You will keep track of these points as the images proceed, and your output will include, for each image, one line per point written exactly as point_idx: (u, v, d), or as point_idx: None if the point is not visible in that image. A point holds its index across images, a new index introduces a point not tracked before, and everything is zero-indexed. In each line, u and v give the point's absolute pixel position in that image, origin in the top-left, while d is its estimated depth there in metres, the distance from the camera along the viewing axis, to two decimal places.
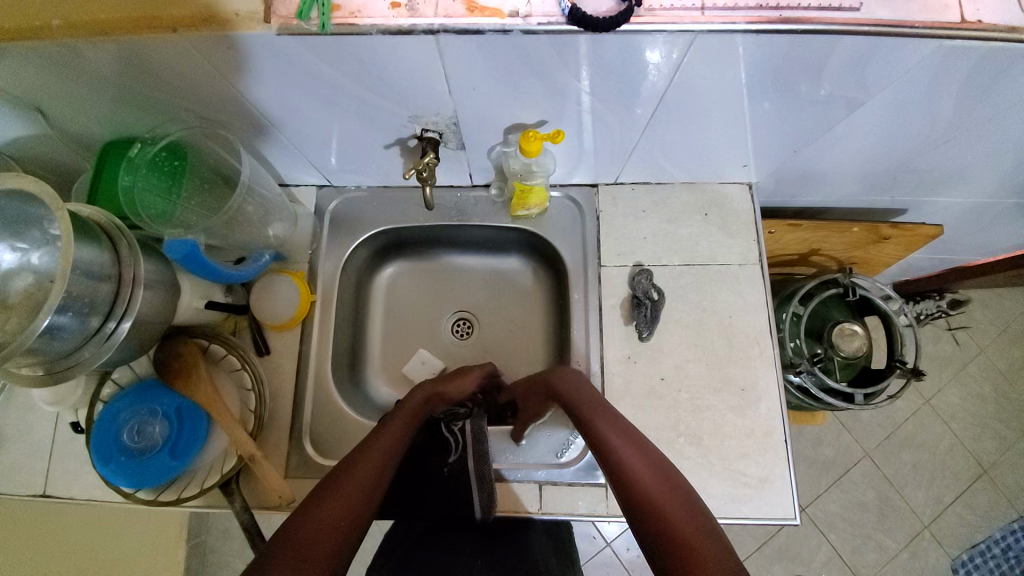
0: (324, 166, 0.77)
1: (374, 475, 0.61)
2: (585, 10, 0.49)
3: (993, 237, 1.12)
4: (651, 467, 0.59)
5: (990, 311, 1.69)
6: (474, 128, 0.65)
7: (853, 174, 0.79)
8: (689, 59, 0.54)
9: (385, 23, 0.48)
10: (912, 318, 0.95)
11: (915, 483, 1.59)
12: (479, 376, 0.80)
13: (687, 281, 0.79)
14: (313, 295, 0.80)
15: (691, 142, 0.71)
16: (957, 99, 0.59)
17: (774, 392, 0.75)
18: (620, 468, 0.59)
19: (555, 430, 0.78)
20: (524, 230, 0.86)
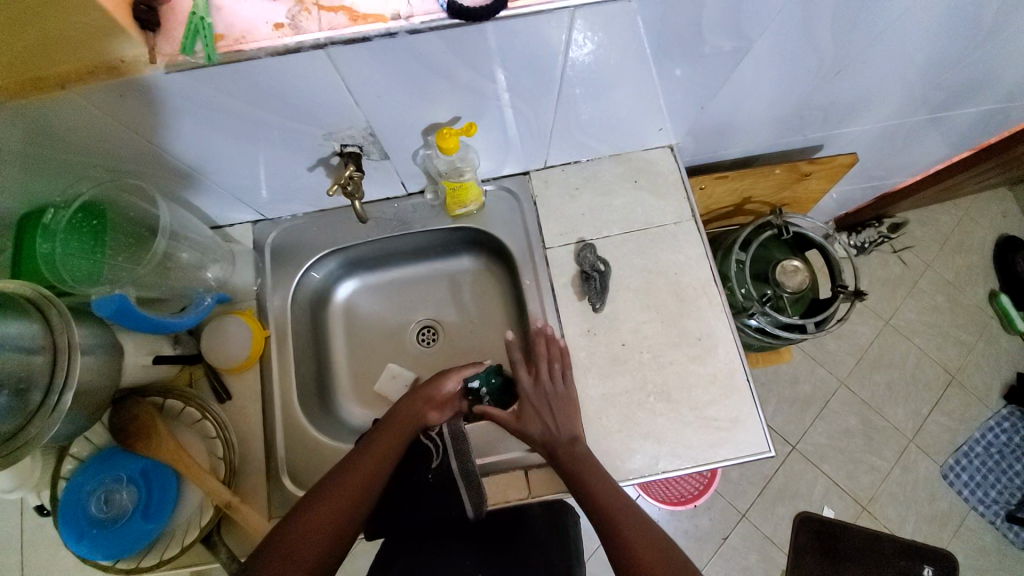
0: (253, 201, 0.77)
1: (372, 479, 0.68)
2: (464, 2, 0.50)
3: (909, 156, 1.19)
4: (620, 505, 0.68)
5: (928, 227, 1.79)
6: (391, 135, 0.66)
7: (763, 119, 0.83)
8: (577, 35, 0.56)
9: (271, 44, 0.48)
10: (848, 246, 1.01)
11: (892, 401, 1.67)
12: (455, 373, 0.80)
13: (630, 248, 0.82)
14: (266, 331, 0.79)
15: (605, 114, 0.74)
16: (833, 30, 0.63)
17: (729, 336, 0.78)
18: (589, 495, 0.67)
19: None
20: (467, 228, 0.87)
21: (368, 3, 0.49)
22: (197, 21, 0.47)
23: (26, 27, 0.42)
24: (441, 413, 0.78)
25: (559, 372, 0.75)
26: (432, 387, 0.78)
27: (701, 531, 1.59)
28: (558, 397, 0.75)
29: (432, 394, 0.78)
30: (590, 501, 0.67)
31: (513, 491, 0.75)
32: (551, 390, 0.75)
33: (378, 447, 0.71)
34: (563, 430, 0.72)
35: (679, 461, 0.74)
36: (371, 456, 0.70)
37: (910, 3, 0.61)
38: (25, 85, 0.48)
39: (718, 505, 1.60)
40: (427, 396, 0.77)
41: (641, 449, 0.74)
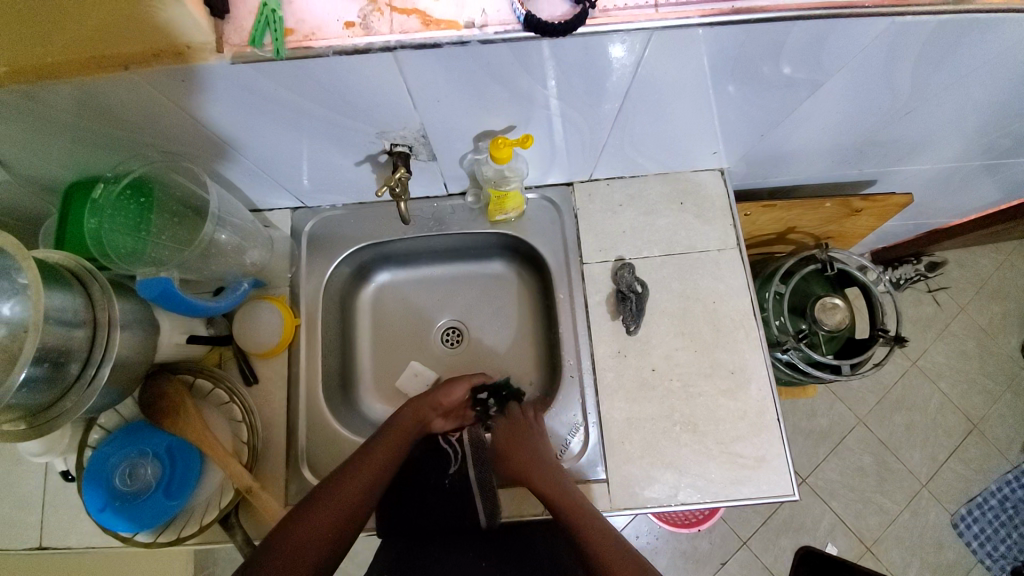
0: (296, 188, 0.76)
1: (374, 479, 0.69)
2: (541, 15, 0.49)
3: (962, 199, 1.15)
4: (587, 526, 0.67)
5: (966, 269, 1.74)
6: (443, 139, 0.65)
7: (821, 151, 0.80)
8: (648, 54, 0.54)
9: (342, 43, 0.47)
10: (890, 286, 0.98)
11: (909, 444, 1.63)
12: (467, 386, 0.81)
13: (669, 271, 0.80)
14: (297, 319, 0.79)
15: (658, 134, 0.72)
16: (914, 71, 0.60)
17: (763, 372, 0.76)
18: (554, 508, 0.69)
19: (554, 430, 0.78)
20: (504, 234, 0.86)
21: (442, 8, 0.48)
22: (269, 13, 0.46)
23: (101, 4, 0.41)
24: (445, 419, 0.81)
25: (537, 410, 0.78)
26: (443, 395, 0.79)
27: (700, 554, 1.58)
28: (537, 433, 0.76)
29: (444, 402, 0.79)
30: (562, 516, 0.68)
31: (529, 506, 0.74)
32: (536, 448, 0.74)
33: (383, 453, 0.71)
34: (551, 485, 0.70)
35: (699, 494, 0.72)
36: (372, 456, 0.70)
37: (1001, 51, 0.57)
38: (90, 62, 0.47)
39: (719, 529, 1.59)
40: (437, 403, 0.78)
41: (660, 478, 0.73)
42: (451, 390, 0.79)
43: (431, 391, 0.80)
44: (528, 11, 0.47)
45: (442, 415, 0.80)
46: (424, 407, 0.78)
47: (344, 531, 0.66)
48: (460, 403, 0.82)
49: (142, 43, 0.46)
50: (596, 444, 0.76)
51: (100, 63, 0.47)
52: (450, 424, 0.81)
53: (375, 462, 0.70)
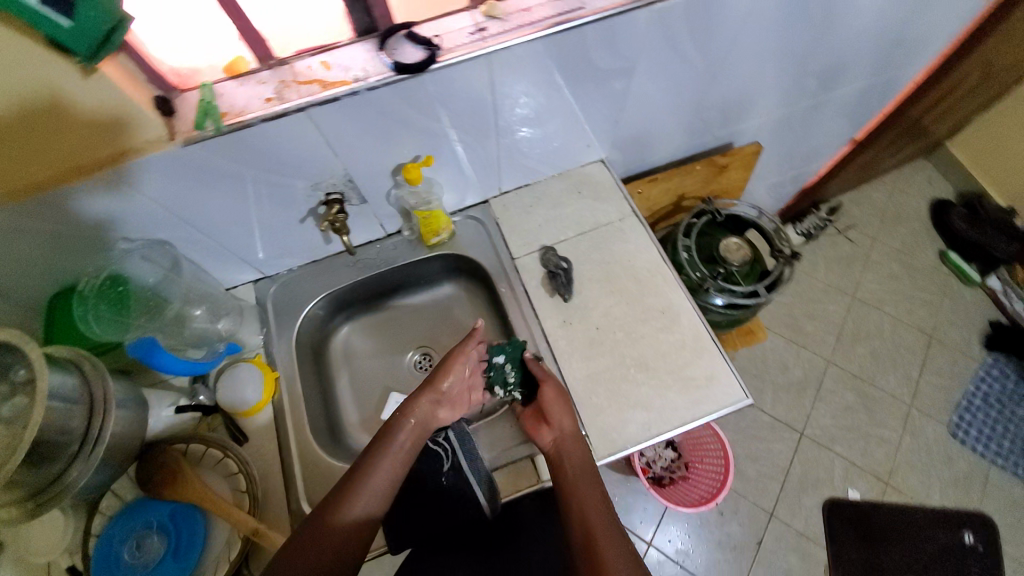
0: (253, 259, 0.88)
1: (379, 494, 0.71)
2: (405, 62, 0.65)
3: (813, 144, 1.39)
4: (599, 512, 0.70)
5: (863, 207, 1.98)
6: (366, 179, 0.79)
7: (671, 124, 1.00)
8: (496, 72, 0.71)
9: (265, 113, 0.62)
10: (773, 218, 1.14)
11: (881, 370, 1.74)
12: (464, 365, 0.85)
13: (586, 245, 0.94)
14: (276, 373, 0.86)
15: (538, 138, 0.89)
16: (693, 40, 0.80)
17: (687, 304, 0.88)
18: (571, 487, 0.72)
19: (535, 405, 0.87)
20: (443, 255, 0.98)
21: (334, 74, 0.64)
22: (207, 104, 0.61)
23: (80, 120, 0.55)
24: (451, 410, 0.84)
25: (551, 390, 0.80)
26: (439, 383, 0.83)
27: (736, 540, 1.55)
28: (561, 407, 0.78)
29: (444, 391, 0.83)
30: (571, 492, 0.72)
31: (524, 479, 0.81)
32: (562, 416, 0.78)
33: (386, 461, 0.74)
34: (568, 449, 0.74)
35: (669, 422, 0.80)
36: (377, 468, 0.73)
37: (746, 12, 0.79)
38: (30, 185, 0.60)
39: (745, 507, 1.58)
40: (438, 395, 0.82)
41: (632, 417, 0.80)
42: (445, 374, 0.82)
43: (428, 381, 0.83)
44: (393, 61, 0.64)
45: (444, 403, 0.82)
46: (428, 400, 0.81)
47: (345, 550, 0.66)
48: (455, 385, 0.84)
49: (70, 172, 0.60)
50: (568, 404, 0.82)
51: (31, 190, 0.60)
52: (456, 413, 0.84)
53: (377, 475, 0.72)
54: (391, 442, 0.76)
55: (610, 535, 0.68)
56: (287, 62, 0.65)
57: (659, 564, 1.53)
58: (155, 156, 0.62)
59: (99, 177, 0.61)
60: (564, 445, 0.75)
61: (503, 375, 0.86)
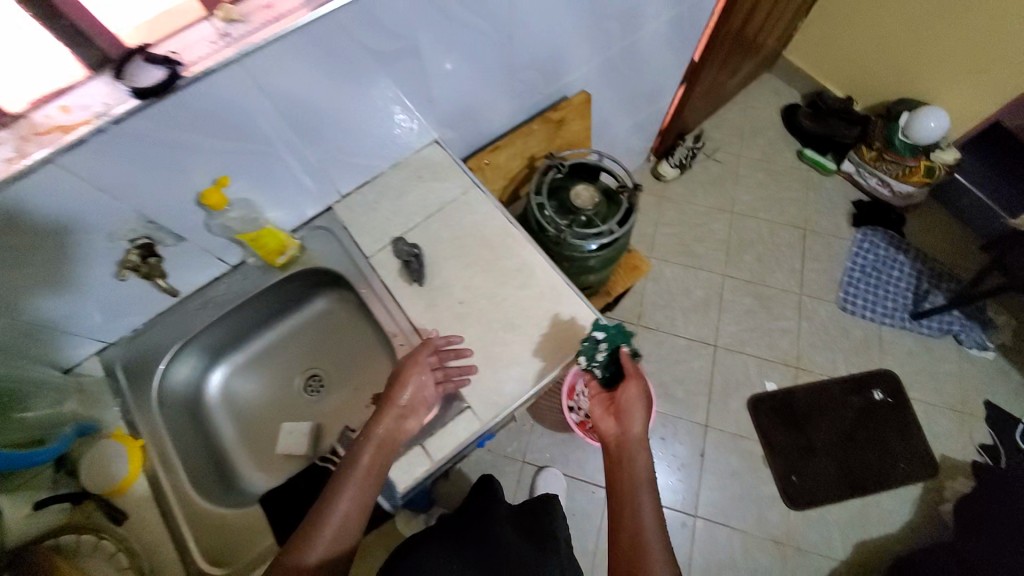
0: (84, 328, 0.81)
1: (349, 516, 0.68)
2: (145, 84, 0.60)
3: (649, 80, 1.46)
4: (654, 526, 0.71)
5: (723, 128, 2.12)
6: (172, 216, 0.76)
7: (489, 90, 1.01)
8: (262, 77, 0.68)
9: (4, 175, 0.57)
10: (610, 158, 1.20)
11: (770, 270, 1.89)
12: (421, 372, 0.79)
13: (435, 226, 0.95)
14: (141, 441, 0.81)
15: (352, 132, 0.87)
16: (468, 8, 0.79)
17: (539, 256, 0.92)
18: (623, 486, 0.76)
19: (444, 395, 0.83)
20: (300, 273, 0.95)
21: (74, 117, 0.60)
22: None
23: None
24: (418, 416, 0.78)
25: (635, 390, 0.82)
26: (393, 391, 0.78)
27: (682, 459, 1.65)
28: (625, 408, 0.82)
29: (404, 401, 0.77)
30: (620, 491, 0.76)
31: (418, 467, 0.78)
32: (625, 427, 0.81)
33: (357, 480, 0.71)
34: (641, 467, 0.77)
35: (543, 370, 0.83)
36: (343, 486, 0.70)
37: None
38: None
39: (683, 427, 1.69)
40: (398, 407, 0.77)
41: (509, 376, 0.83)
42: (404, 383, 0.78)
43: (388, 391, 0.78)
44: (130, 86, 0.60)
45: (410, 414, 0.78)
46: (391, 413, 0.76)
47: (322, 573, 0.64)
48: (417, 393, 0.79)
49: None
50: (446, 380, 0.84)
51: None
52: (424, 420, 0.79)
53: (344, 491, 0.69)
54: (356, 459, 0.72)
55: (641, 547, 0.69)
56: (24, 114, 0.59)
57: None
58: None
59: None
60: (620, 449, 0.79)
61: (593, 351, 0.82)
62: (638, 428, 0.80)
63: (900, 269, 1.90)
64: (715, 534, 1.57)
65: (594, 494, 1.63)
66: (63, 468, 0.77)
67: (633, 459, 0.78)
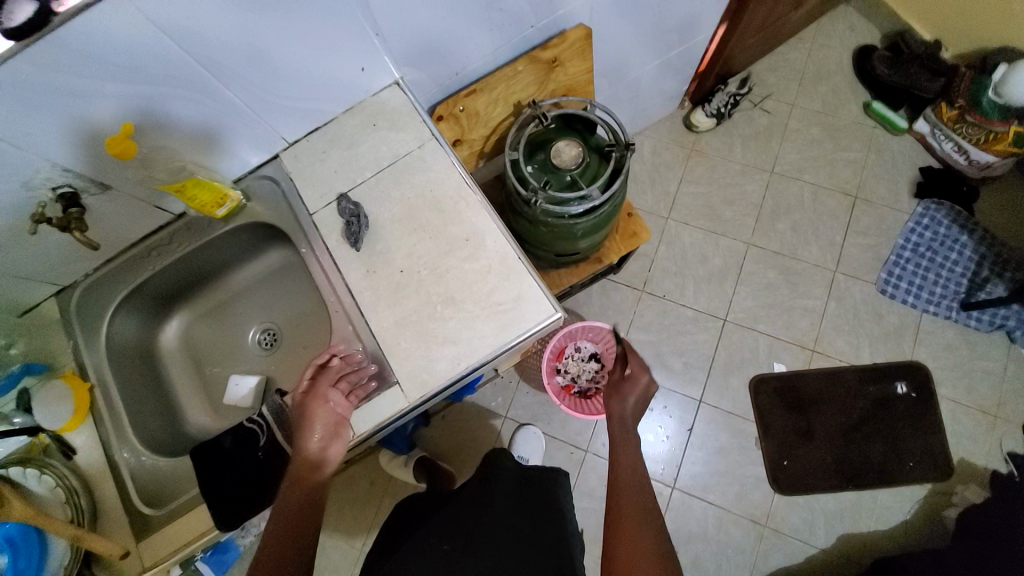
0: (31, 273, 0.82)
1: (292, 533, 0.69)
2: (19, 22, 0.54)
3: (680, 10, 1.21)
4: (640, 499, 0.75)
5: (780, 70, 1.80)
6: (91, 164, 0.72)
7: (459, 24, 0.86)
8: (156, 12, 0.60)
9: None
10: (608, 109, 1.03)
11: (802, 242, 1.68)
12: (326, 396, 0.76)
13: (386, 183, 0.86)
14: (89, 385, 0.84)
15: (288, 74, 0.77)
16: None
17: (494, 226, 0.82)
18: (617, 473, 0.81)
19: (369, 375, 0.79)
20: (246, 224, 0.90)
21: None
22: None
23: None
24: (340, 439, 0.75)
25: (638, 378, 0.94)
26: (307, 415, 0.75)
27: (668, 431, 1.58)
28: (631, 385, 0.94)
29: (320, 427, 0.75)
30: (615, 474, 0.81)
31: None
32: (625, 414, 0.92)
33: (294, 504, 0.71)
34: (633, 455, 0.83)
35: (478, 353, 0.77)
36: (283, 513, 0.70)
37: None
38: None
39: (674, 401, 1.60)
40: (317, 432, 0.74)
41: (441, 355, 0.78)
42: (309, 422, 0.74)
43: (303, 415, 0.76)
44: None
45: (332, 440, 0.75)
46: (308, 440, 0.74)
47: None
48: (331, 420, 0.75)
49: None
50: (377, 354, 0.80)
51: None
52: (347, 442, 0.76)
53: (282, 515, 0.70)
54: (290, 487, 0.72)
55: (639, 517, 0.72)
56: None
57: (595, 465, 1.62)
58: None
59: None
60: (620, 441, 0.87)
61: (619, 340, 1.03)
62: (629, 404, 0.93)
63: (960, 251, 1.63)
64: (691, 507, 1.53)
65: (573, 455, 1.63)
66: (19, 403, 0.82)
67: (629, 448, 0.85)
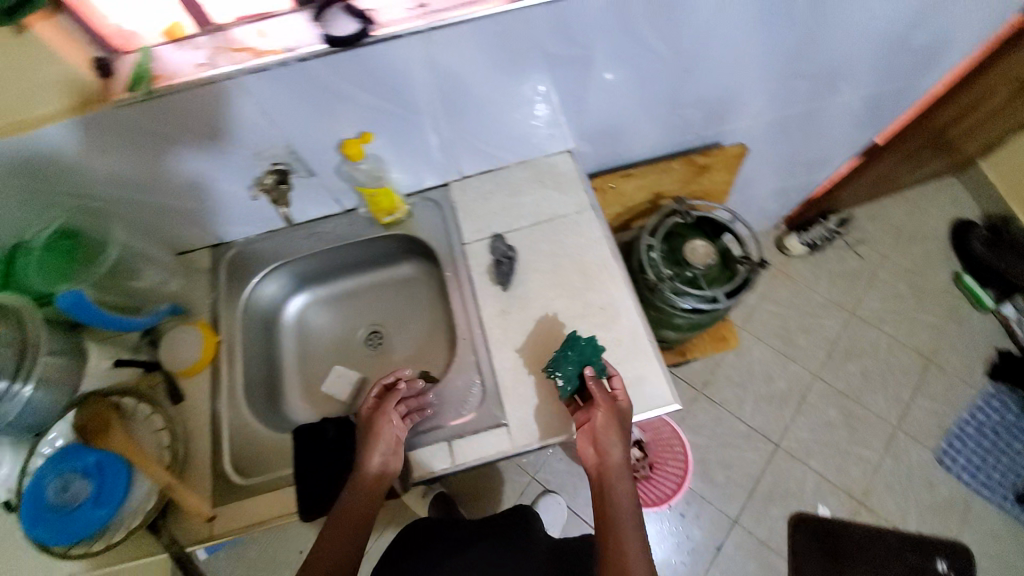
0: (207, 226, 0.90)
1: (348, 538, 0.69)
2: (338, 33, 0.63)
3: (814, 149, 1.31)
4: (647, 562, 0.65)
5: (877, 220, 1.87)
6: (311, 151, 0.79)
7: (643, 119, 0.95)
8: (438, 56, 0.69)
9: (194, 79, 0.63)
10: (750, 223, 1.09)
11: (869, 390, 1.66)
12: (392, 409, 0.78)
13: (538, 236, 0.92)
14: (218, 337, 0.88)
15: (496, 124, 0.86)
16: (655, 32, 0.76)
17: (631, 305, 0.85)
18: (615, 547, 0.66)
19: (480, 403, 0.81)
20: (399, 235, 0.98)
21: (266, 43, 0.64)
22: (140, 69, 0.62)
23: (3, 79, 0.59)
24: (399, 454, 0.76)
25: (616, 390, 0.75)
26: (371, 427, 0.77)
27: (694, 543, 1.52)
28: (624, 415, 0.74)
29: (380, 440, 0.75)
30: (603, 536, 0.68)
31: (438, 462, 0.78)
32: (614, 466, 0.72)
33: (352, 511, 0.71)
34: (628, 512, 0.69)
35: None
36: (344, 517, 0.71)
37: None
38: None
39: (708, 513, 1.55)
40: (379, 443, 0.75)
41: (555, 411, 0.79)
42: (373, 435, 0.76)
43: (367, 429, 0.77)
44: (325, 33, 0.63)
45: (394, 454, 0.75)
46: (368, 451, 0.75)
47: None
48: (391, 435, 0.76)
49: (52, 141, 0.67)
50: (492, 394, 0.81)
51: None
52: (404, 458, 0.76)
53: (339, 519, 0.70)
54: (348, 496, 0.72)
55: None
56: (224, 29, 0.65)
57: None
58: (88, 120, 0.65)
59: (36, 137, 0.65)
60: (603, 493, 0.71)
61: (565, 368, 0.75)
62: (615, 455, 0.72)
63: None
64: None
65: None
66: (147, 337, 0.87)
67: (621, 497, 0.70)
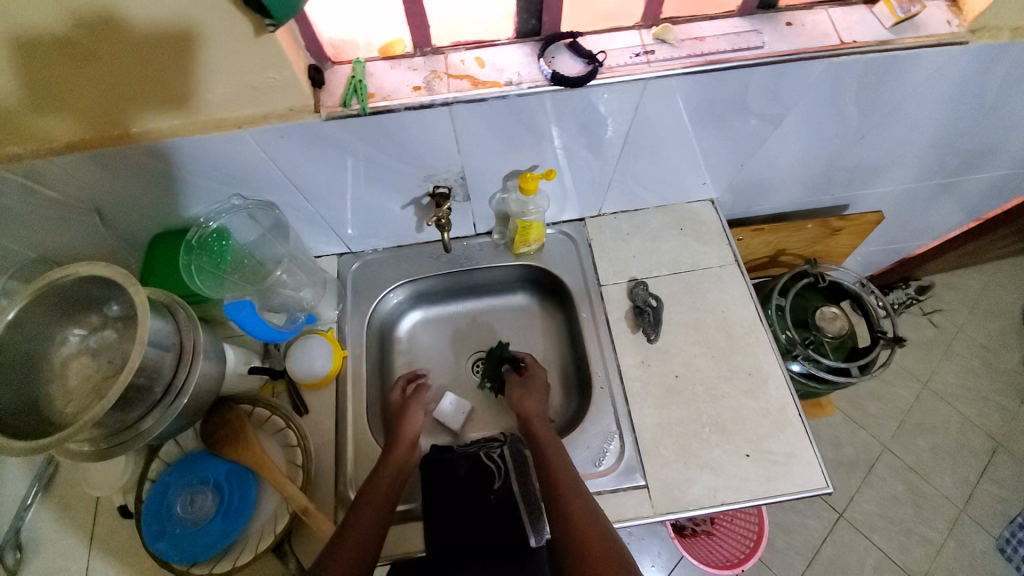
0: (345, 236, 0.88)
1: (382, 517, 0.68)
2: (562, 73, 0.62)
3: (929, 220, 1.28)
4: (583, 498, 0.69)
5: (956, 291, 1.83)
6: (479, 179, 0.78)
7: (795, 179, 0.93)
8: (643, 103, 0.67)
9: (411, 101, 0.61)
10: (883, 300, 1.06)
11: (938, 467, 1.61)
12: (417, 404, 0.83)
13: (678, 287, 0.89)
14: (345, 352, 0.85)
15: (659, 169, 0.84)
16: (858, 98, 0.73)
17: (780, 372, 0.82)
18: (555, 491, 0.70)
19: (618, 458, 0.77)
20: (528, 265, 0.95)
21: (485, 73, 0.63)
22: (357, 83, 0.61)
23: (212, 75, 0.56)
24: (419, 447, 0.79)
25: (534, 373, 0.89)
26: (401, 416, 0.81)
27: None
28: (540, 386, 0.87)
29: (409, 424, 0.80)
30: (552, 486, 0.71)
31: None
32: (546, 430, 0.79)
33: (382, 487, 0.71)
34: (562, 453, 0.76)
35: (737, 495, 0.74)
36: (374, 492, 0.70)
37: (925, 78, 0.71)
38: (158, 131, 0.62)
39: None
40: (406, 426, 0.79)
41: (699, 480, 0.75)
42: (404, 421, 0.80)
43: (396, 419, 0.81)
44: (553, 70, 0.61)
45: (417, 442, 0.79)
46: (397, 433, 0.78)
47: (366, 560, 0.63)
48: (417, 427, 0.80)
49: (199, 118, 0.61)
50: (632, 452, 0.78)
51: (147, 134, 0.62)
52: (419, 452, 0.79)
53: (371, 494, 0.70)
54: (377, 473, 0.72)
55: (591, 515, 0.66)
56: (441, 52, 0.64)
57: None
58: (291, 129, 0.63)
59: (231, 137, 0.63)
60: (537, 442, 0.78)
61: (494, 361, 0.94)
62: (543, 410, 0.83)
63: None
64: None
65: None
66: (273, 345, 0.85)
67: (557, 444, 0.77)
